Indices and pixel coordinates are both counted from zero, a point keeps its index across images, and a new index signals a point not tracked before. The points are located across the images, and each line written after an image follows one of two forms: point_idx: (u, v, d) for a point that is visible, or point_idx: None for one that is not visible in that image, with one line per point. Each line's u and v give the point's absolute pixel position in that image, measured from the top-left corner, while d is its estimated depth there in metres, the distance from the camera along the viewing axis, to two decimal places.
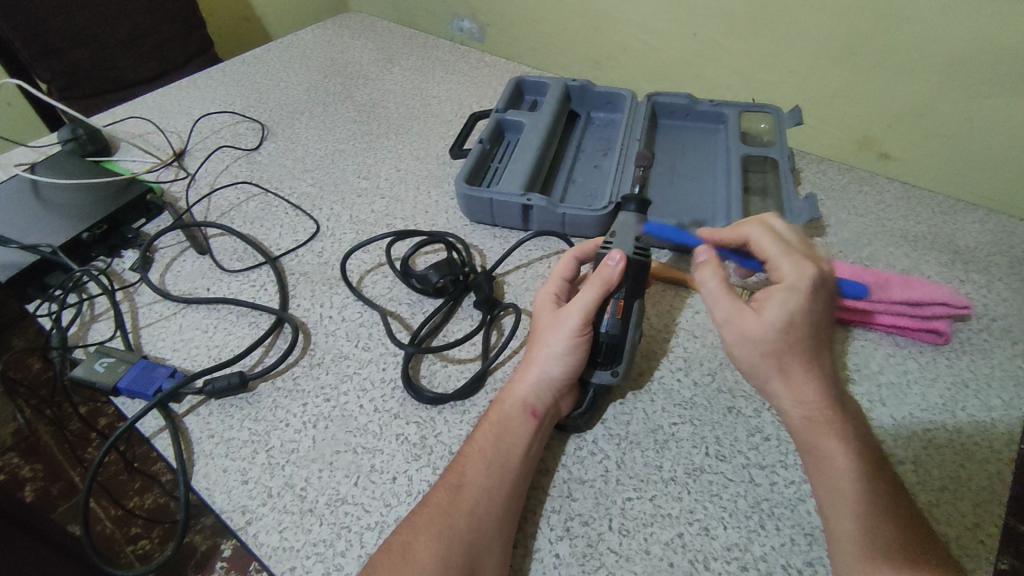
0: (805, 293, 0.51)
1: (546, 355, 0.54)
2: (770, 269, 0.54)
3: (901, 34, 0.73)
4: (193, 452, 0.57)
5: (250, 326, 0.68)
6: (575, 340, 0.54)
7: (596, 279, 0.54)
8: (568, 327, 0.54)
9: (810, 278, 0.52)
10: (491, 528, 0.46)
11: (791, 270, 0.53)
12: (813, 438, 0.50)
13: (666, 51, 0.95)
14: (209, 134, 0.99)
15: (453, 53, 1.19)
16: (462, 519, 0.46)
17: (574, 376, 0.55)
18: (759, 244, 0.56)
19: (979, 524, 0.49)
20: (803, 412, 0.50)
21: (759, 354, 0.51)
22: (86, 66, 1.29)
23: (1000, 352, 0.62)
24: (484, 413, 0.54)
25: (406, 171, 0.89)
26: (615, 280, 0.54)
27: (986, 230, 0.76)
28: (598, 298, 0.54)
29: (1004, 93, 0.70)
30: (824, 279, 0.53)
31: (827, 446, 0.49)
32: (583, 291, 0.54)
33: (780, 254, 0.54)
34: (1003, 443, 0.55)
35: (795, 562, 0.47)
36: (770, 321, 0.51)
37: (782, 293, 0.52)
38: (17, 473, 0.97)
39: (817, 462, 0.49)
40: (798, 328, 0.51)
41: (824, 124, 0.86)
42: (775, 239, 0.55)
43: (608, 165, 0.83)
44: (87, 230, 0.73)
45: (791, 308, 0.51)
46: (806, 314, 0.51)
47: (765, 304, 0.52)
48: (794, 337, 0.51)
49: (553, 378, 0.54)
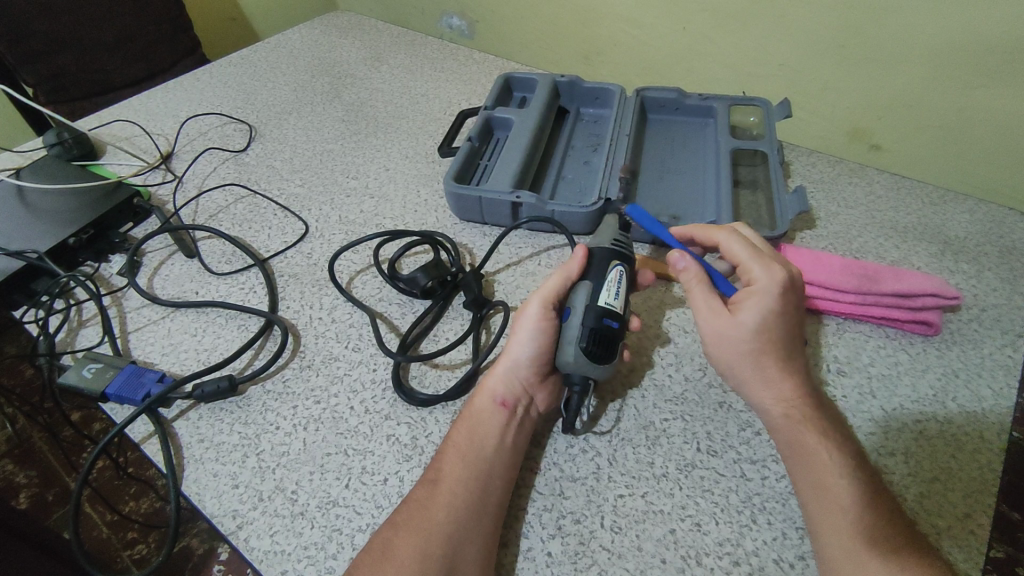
0: (776, 294, 0.52)
1: (512, 345, 0.55)
2: (741, 272, 0.55)
3: (888, 26, 0.73)
4: (183, 457, 0.57)
5: (239, 329, 0.67)
6: (538, 326, 0.54)
7: (560, 272, 0.56)
8: (528, 315, 0.54)
9: (780, 277, 0.52)
10: (467, 520, 0.46)
11: (761, 272, 0.53)
12: (795, 433, 0.50)
13: (654, 46, 0.95)
14: (196, 136, 0.98)
15: (442, 51, 1.18)
16: (439, 513, 0.46)
17: (544, 365, 0.55)
18: (729, 248, 0.56)
19: (970, 515, 0.49)
20: (783, 409, 0.51)
21: (734, 355, 0.52)
22: (72, 69, 1.28)
23: (990, 342, 0.62)
24: (460, 412, 0.55)
25: (395, 170, 0.89)
26: (577, 270, 0.56)
27: (975, 220, 0.76)
28: (561, 289, 0.55)
29: (990, 82, 0.70)
30: (796, 282, 0.54)
31: (810, 441, 0.49)
32: (545, 283, 0.56)
33: (749, 257, 0.54)
34: (993, 432, 0.55)
35: (787, 556, 0.47)
36: (743, 323, 0.52)
37: (753, 297, 0.52)
38: (12, 480, 0.91)
39: (801, 459, 0.49)
40: (773, 328, 0.52)
41: (813, 117, 0.86)
42: (743, 242, 0.56)
43: (598, 161, 0.82)
44: (74, 235, 0.72)
45: (765, 309, 0.51)
46: (780, 312, 0.52)
47: (738, 308, 0.53)
48: (773, 335, 0.52)
49: (520, 366, 0.54)
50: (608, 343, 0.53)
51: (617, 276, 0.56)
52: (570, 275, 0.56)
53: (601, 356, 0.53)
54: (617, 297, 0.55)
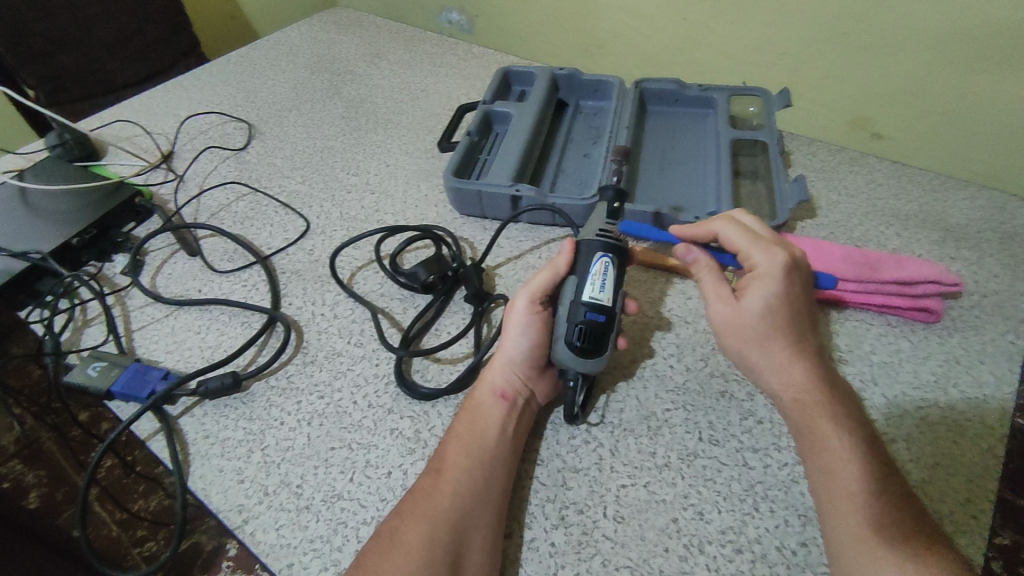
0: (781, 277, 0.53)
1: (505, 341, 0.55)
2: (742, 259, 0.56)
3: (890, 15, 0.72)
4: (189, 453, 0.57)
5: (242, 326, 0.68)
6: (527, 320, 0.55)
7: (549, 266, 0.56)
8: (517, 311, 0.55)
9: (782, 261, 0.53)
10: (471, 506, 0.47)
11: (763, 257, 0.54)
12: (806, 419, 0.50)
13: (653, 37, 0.94)
14: (197, 135, 0.98)
15: (441, 46, 1.18)
16: (445, 500, 0.47)
17: (541, 359, 0.55)
18: (726, 236, 0.57)
19: (972, 500, 0.50)
20: (792, 394, 0.51)
21: (741, 341, 0.54)
22: (73, 70, 1.28)
23: (992, 329, 0.62)
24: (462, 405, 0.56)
25: (395, 166, 0.89)
26: (565, 264, 0.56)
27: (978, 206, 0.76)
28: (550, 284, 0.55)
29: (994, 68, 0.69)
30: (797, 261, 0.55)
31: (820, 426, 0.49)
32: (535, 277, 0.56)
33: (748, 243, 0.55)
34: (996, 418, 0.55)
35: (789, 544, 0.47)
36: (750, 309, 0.53)
37: (758, 282, 0.53)
38: (22, 481, 0.90)
39: (810, 446, 0.49)
40: (779, 312, 0.52)
41: (815, 106, 0.86)
42: (741, 228, 0.56)
43: (597, 153, 0.82)
44: (77, 235, 0.73)
45: (769, 295, 0.53)
46: (784, 297, 0.53)
47: (746, 292, 0.54)
48: (779, 319, 0.52)
49: (516, 361, 0.55)
50: (597, 336, 0.53)
51: (602, 268, 0.54)
52: (559, 270, 0.56)
53: (591, 350, 0.52)
54: (603, 290, 0.53)
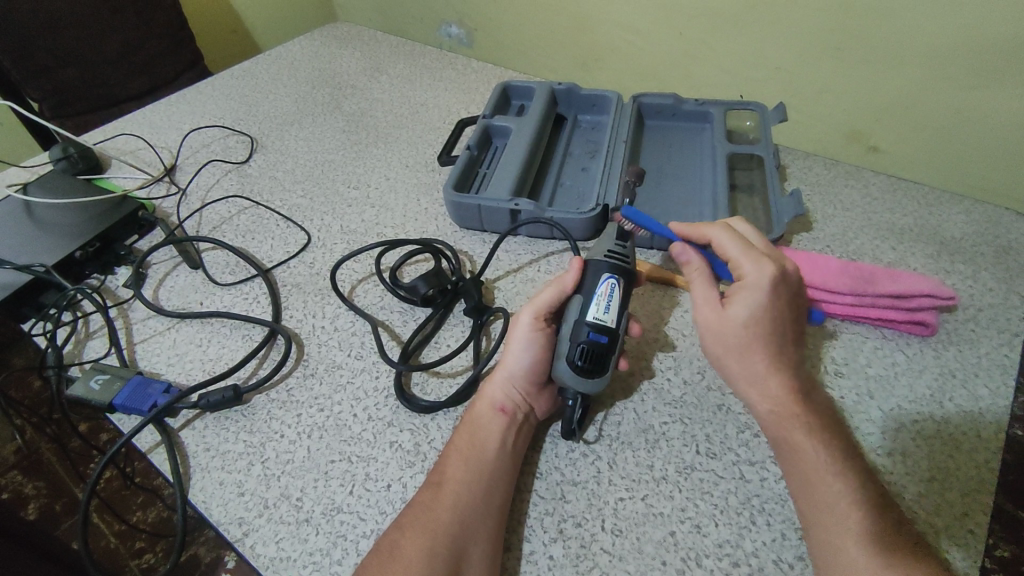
0: (767, 287, 0.52)
1: (508, 355, 0.56)
2: (733, 269, 0.56)
3: (884, 31, 0.74)
4: (189, 466, 0.57)
5: (243, 339, 0.68)
6: (531, 336, 0.55)
7: (555, 283, 0.57)
8: (521, 326, 0.56)
9: (770, 273, 0.53)
10: (471, 519, 0.47)
11: (751, 268, 0.54)
12: (783, 432, 0.50)
13: (651, 53, 0.96)
14: (199, 148, 0.99)
15: (441, 60, 1.19)
16: (445, 513, 0.47)
17: (541, 375, 0.56)
18: (719, 242, 0.57)
19: (967, 514, 0.50)
20: (769, 406, 0.51)
21: (723, 348, 0.53)
22: (76, 84, 1.30)
23: (987, 342, 0.63)
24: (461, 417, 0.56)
25: (395, 179, 0.90)
26: (571, 282, 0.56)
27: (972, 220, 0.77)
28: (555, 301, 0.56)
29: (987, 84, 0.71)
30: (787, 275, 0.54)
31: (800, 440, 0.49)
32: (541, 293, 0.57)
33: (740, 253, 0.55)
34: (991, 431, 0.55)
35: (785, 557, 0.48)
36: (733, 318, 0.53)
37: (744, 292, 0.53)
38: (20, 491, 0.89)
39: (790, 455, 0.49)
40: (761, 324, 0.52)
41: (811, 120, 0.87)
42: (734, 238, 0.57)
43: (596, 167, 0.83)
44: (80, 248, 0.74)
45: (753, 305, 0.52)
46: (771, 309, 0.52)
47: (731, 300, 0.54)
48: (762, 331, 0.52)
49: (518, 376, 0.55)
50: (599, 358, 0.53)
51: (608, 290, 0.55)
52: (564, 287, 0.56)
53: (592, 371, 0.53)
54: (608, 312, 0.54)
